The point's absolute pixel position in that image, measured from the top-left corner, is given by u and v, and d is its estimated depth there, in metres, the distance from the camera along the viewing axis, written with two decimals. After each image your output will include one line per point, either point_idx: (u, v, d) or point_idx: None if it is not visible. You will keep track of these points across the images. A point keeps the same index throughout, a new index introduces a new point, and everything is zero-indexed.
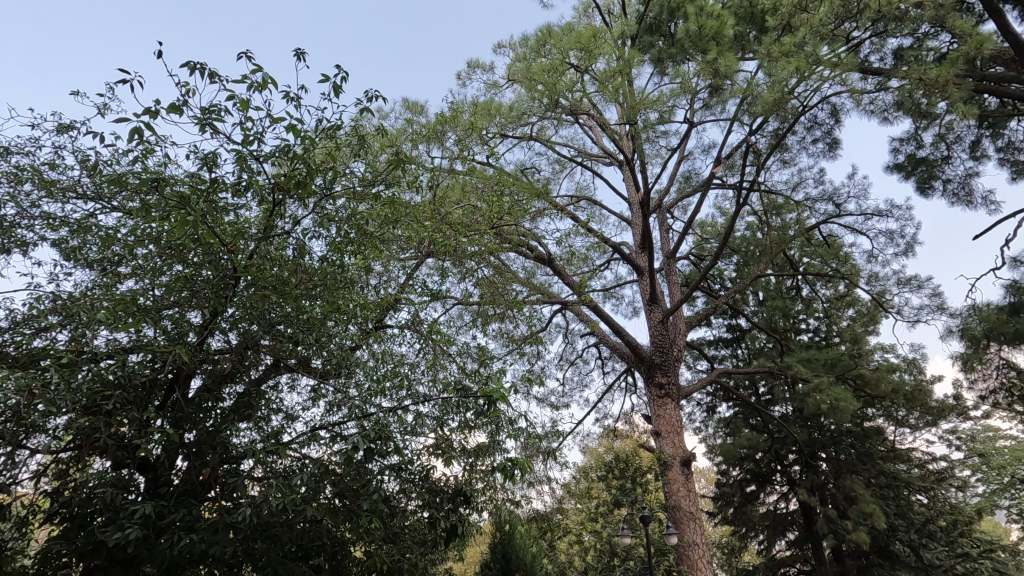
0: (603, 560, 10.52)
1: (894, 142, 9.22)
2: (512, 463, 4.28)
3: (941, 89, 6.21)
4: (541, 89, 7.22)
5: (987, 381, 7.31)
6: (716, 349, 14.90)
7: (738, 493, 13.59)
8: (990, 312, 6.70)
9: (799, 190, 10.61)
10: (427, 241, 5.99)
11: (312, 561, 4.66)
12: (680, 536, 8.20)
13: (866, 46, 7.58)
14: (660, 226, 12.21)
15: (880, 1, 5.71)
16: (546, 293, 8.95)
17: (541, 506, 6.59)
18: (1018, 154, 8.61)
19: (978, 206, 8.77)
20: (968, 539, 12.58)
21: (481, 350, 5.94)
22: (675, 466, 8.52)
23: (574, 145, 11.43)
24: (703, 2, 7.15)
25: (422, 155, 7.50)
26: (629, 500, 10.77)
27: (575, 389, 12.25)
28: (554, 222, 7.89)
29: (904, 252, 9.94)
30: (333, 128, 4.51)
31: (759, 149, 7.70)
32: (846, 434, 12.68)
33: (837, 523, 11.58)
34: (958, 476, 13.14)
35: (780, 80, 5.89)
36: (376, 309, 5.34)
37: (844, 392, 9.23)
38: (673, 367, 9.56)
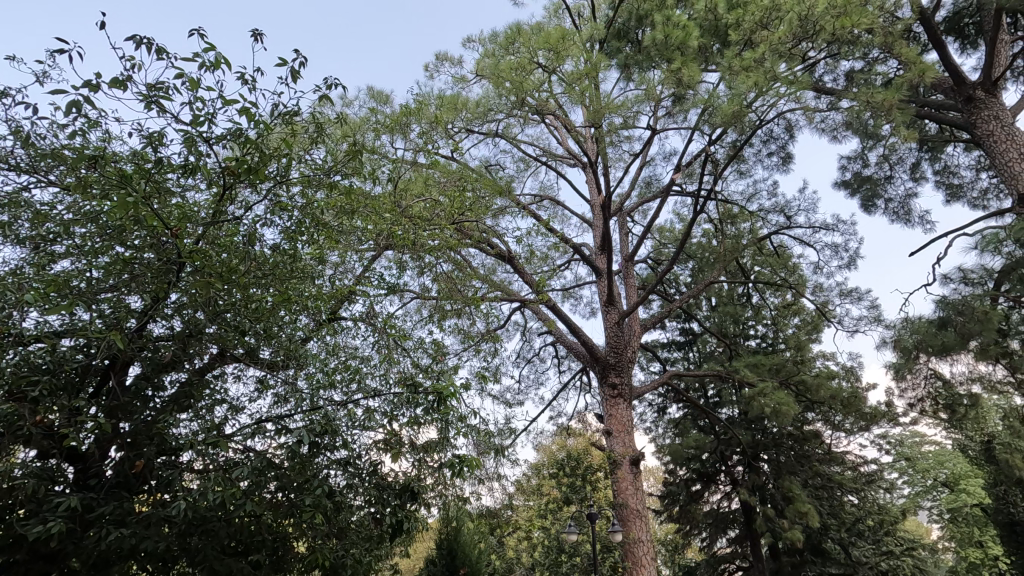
0: (550, 555, 10.76)
1: (843, 159, 9.66)
2: (461, 460, 4.34)
3: (885, 112, 6.57)
4: (508, 87, 7.28)
5: (916, 390, 7.70)
6: (670, 352, 15.28)
7: (684, 492, 13.96)
8: (921, 324, 7.16)
9: (754, 201, 10.98)
10: (387, 234, 5.89)
11: (251, 558, 4.45)
12: (627, 535, 8.36)
13: (820, 67, 7.95)
14: (620, 228, 12.42)
15: (835, 23, 6.00)
16: (505, 290, 8.98)
17: (490, 502, 6.57)
18: (952, 178, 9.20)
19: (915, 225, 9.31)
20: (893, 539, 13.32)
21: (436, 346, 5.89)
22: (624, 465, 8.71)
23: (539, 144, 11.47)
24: (671, 12, 7.34)
25: (386, 146, 7.40)
26: (579, 498, 10.82)
27: (531, 387, 12.35)
28: (515, 220, 7.88)
29: (847, 265, 10.45)
30: (290, 113, 4.31)
31: (717, 158, 7.93)
32: (787, 437, 13.22)
33: (774, 522, 12.08)
34: (886, 478, 13.90)
35: (739, 94, 6.09)
36: (330, 301, 5.24)
37: (786, 397, 9.63)
38: (627, 367, 9.74)
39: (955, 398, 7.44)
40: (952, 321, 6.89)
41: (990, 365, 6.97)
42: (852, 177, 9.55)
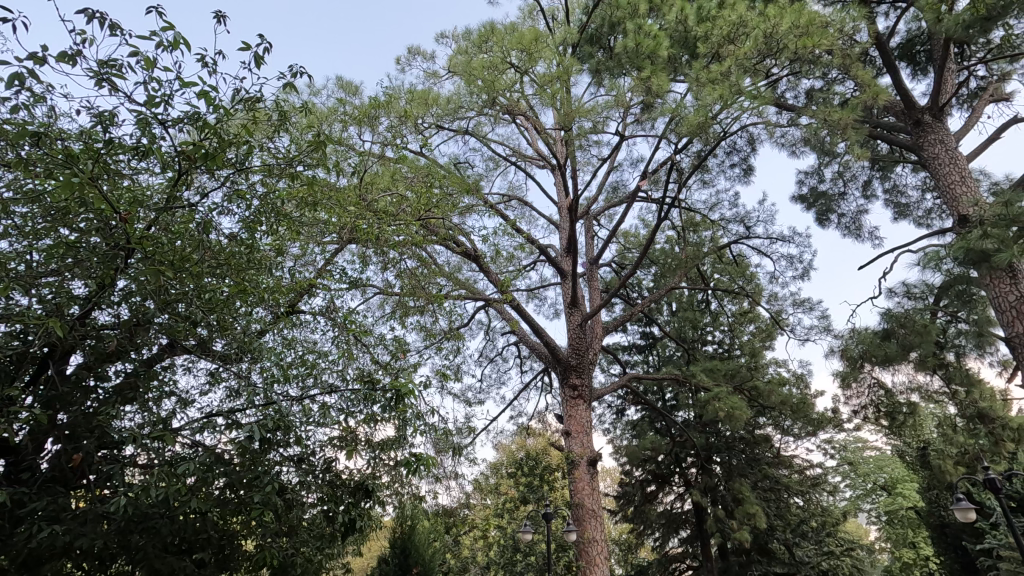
0: (505, 555, 10.94)
1: (800, 174, 10.01)
2: (416, 459, 4.32)
3: (841, 131, 6.85)
4: (480, 85, 7.23)
5: (860, 398, 8.03)
6: (630, 355, 15.55)
7: (639, 493, 14.23)
8: (866, 335, 7.51)
9: (716, 211, 11.28)
10: (350, 228, 5.78)
11: (195, 555, 4.31)
12: (581, 534, 8.44)
13: (783, 84, 8.23)
14: (586, 231, 12.56)
15: (797, 43, 6.23)
16: (469, 289, 8.95)
17: (447, 501, 6.53)
18: (900, 197, 9.67)
19: (865, 240, 9.75)
20: (834, 539, 13.88)
21: (397, 342, 5.82)
22: (582, 465, 8.82)
23: (509, 144, 11.47)
24: (642, 20, 7.48)
25: (353, 138, 7.28)
26: (536, 497, 10.86)
27: (492, 386, 12.35)
28: (483, 218, 7.83)
29: (801, 275, 10.85)
30: (252, 100, 4.15)
31: (682, 167, 8.10)
32: (739, 441, 13.62)
33: (724, 522, 12.43)
34: (830, 482, 14.48)
35: (705, 105, 6.24)
36: (289, 294, 5.13)
37: (739, 401, 9.92)
38: (588, 368, 9.86)
39: (895, 406, 7.80)
40: (895, 333, 7.24)
41: (928, 375, 7.34)
42: (809, 192, 9.93)
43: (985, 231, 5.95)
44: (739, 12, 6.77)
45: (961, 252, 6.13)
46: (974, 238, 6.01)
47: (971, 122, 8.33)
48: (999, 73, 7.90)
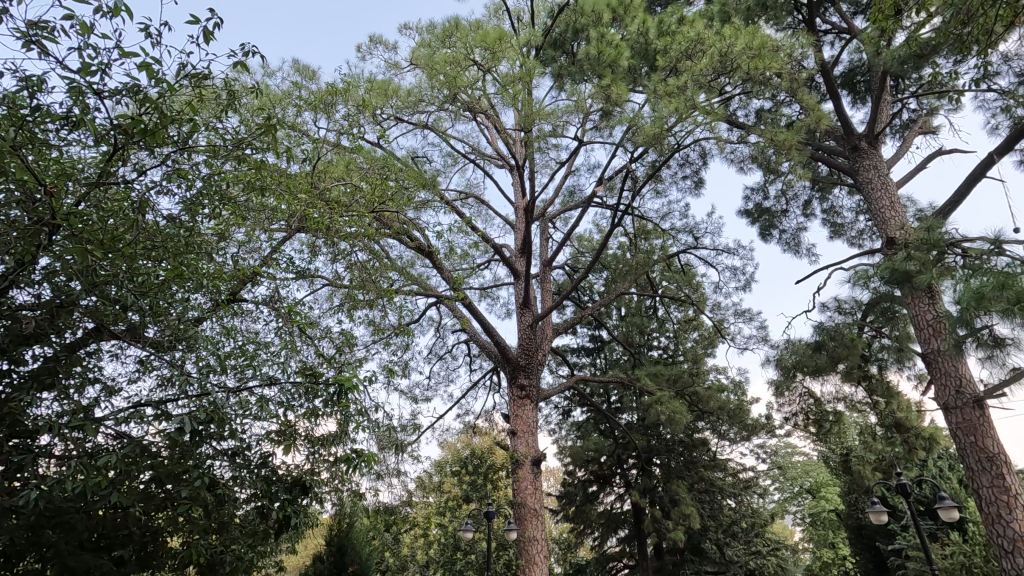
0: (445, 553, 11.08)
1: (747, 190, 10.45)
2: (357, 455, 4.22)
3: (786, 151, 7.19)
4: (442, 80, 7.18)
5: (792, 405, 8.43)
6: (578, 357, 15.82)
7: (580, 493, 14.55)
8: (800, 346, 7.94)
9: (667, 220, 11.61)
10: (299, 216, 5.60)
11: (114, 553, 4.08)
12: (522, 533, 8.47)
13: (735, 102, 8.59)
14: (541, 233, 12.66)
15: (750, 64, 6.52)
16: (421, 285, 8.85)
17: (388, 499, 6.42)
18: (836, 218, 10.26)
19: (802, 256, 10.27)
20: (762, 539, 14.53)
21: (344, 335, 5.69)
22: (526, 465, 8.87)
23: (469, 142, 11.43)
24: (605, 29, 7.64)
25: (308, 124, 7.06)
26: (479, 496, 10.87)
27: (440, 384, 12.25)
28: (438, 214, 7.73)
29: (743, 287, 11.32)
30: (199, 77, 3.93)
31: (637, 176, 8.30)
32: (678, 444, 14.09)
33: (661, 522, 12.80)
34: (761, 485, 15.14)
35: (662, 117, 6.42)
36: (230, 281, 4.93)
37: (680, 406, 10.22)
38: (536, 369, 9.94)
39: (822, 414, 8.22)
40: (826, 345, 7.67)
41: (854, 386, 7.81)
42: (754, 207, 10.39)
43: (909, 254, 6.38)
44: (697, 29, 7.03)
45: (887, 272, 6.54)
46: (900, 259, 6.43)
47: (902, 151, 8.92)
48: (928, 108, 8.51)
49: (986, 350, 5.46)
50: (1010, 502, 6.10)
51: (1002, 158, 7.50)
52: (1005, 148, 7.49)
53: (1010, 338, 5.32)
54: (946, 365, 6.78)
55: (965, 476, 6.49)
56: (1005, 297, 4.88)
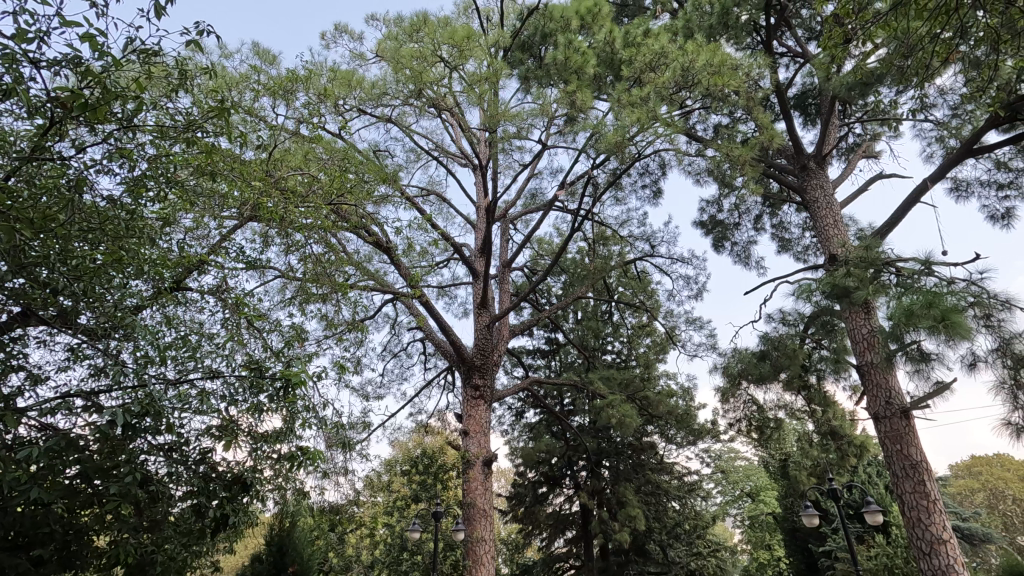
0: (391, 554, 10.85)
1: (703, 202, 10.78)
2: (302, 453, 4.11)
3: (740, 166, 7.46)
4: (407, 74, 7.09)
5: (736, 412, 8.73)
6: (534, 358, 15.93)
7: (530, 493, 14.72)
8: (746, 354, 8.24)
9: (625, 227, 11.83)
10: (251, 204, 5.40)
11: (33, 553, 3.84)
12: (471, 533, 8.45)
13: (695, 116, 8.84)
14: (502, 234, 12.66)
15: (710, 80, 6.73)
16: (378, 280, 8.70)
17: (334, 497, 6.28)
18: (785, 233, 10.70)
19: (751, 268, 10.67)
20: (703, 541, 14.99)
21: (294, 329, 5.52)
22: (477, 465, 8.84)
23: (433, 138, 11.32)
24: (573, 36, 7.73)
25: (266, 109, 6.84)
26: (428, 496, 10.80)
27: (394, 382, 12.09)
28: (398, 209, 7.61)
29: (695, 295, 11.66)
30: (148, 53, 3.74)
31: (598, 182, 8.42)
32: (627, 447, 14.37)
33: (607, 524, 13.04)
34: (704, 488, 15.61)
35: (623, 126, 6.55)
36: (175, 268, 4.71)
37: (631, 409, 10.44)
38: (491, 369, 9.94)
39: (764, 420, 8.49)
40: (770, 355, 7.98)
41: (794, 394, 8.16)
42: (708, 219, 10.72)
43: (849, 271, 6.73)
44: (662, 43, 7.20)
45: (828, 286, 6.86)
46: (840, 275, 6.77)
47: (846, 172, 9.39)
48: (871, 134, 9.01)
49: (914, 363, 5.81)
50: (930, 507, 6.51)
51: (935, 185, 8.01)
52: (938, 175, 8.00)
53: (935, 353, 5.67)
54: (878, 377, 7.17)
55: (890, 482, 6.89)
56: (932, 314, 5.24)
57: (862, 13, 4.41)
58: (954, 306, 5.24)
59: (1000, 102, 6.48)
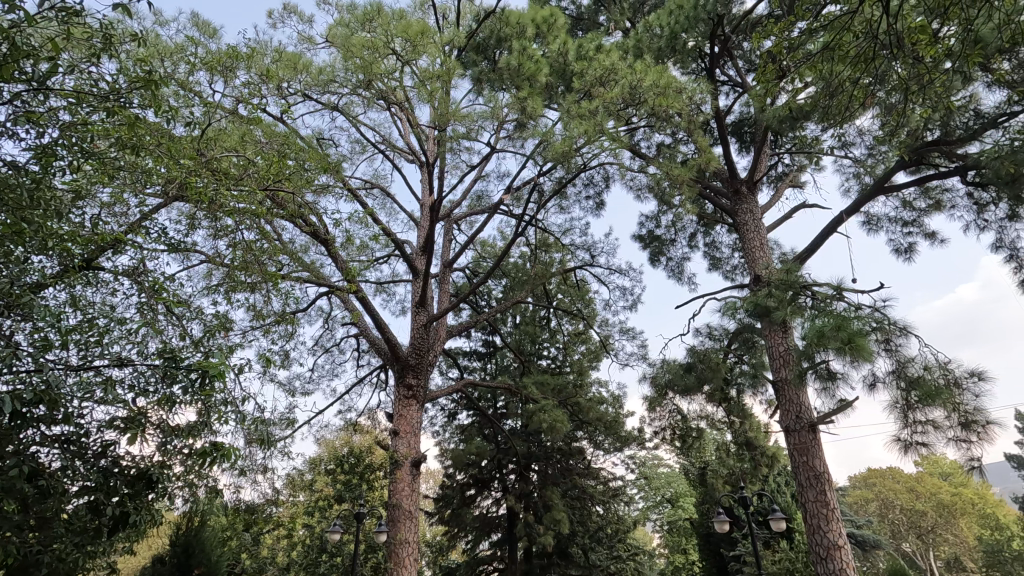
0: (309, 556, 10.62)
1: (642, 217, 11.16)
2: (213, 448, 3.75)
3: (678, 185, 7.80)
4: (357, 64, 6.92)
5: (661, 420, 9.06)
6: (470, 360, 15.92)
7: (458, 495, 14.64)
8: (673, 366, 8.59)
9: (568, 235, 12.06)
10: (177, 184, 5.05)
11: None
12: (393, 535, 8.30)
13: (639, 133, 9.16)
14: (445, 233, 12.56)
15: (655, 100, 6.98)
16: (313, 273, 8.41)
17: (251, 496, 6.00)
18: (716, 252, 11.25)
19: (683, 283, 11.14)
20: (624, 545, 15.45)
21: (219, 317, 5.25)
22: (405, 466, 8.69)
23: (380, 131, 11.10)
24: (528, 43, 7.81)
25: (201, 85, 6.44)
26: (352, 497, 10.31)
27: (324, 378, 11.71)
28: (339, 201, 7.37)
29: (630, 306, 12.03)
30: (69, 11, 3.43)
31: (544, 190, 8.54)
32: (557, 451, 14.60)
33: (532, 527, 13.18)
34: (628, 493, 16.10)
35: (571, 137, 6.70)
36: (86, 246, 4.35)
37: (562, 415, 10.61)
38: (425, 370, 9.83)
39: (687, 429, 8.87)
40: (695, 367, 8.36)
41: (715, 406, 8.57)
42: (646, 234, 11.12)
43: (771, 291, 7.16)
44: (613, 59, 7.39)
45: (751, 305, 7.28)
46: (762, 295, 7.19)
47: (774, 199, 10.00)
48: (798, 165, 9.64)
49: (822, 381, 6.26)
50: (828, 515, 7.01)
51: (850, 217, 8.67)
52: (852, 209, 8.67)
53: (840, 373, 6.15)
54: (790, 393, 7.66)
55: (796, 491, 7.36)
56: (840, 337, 5.68)
57: (795, 52, 4.72)
58: (859, 330, 5.71)
59: (908, 146, 7.11)
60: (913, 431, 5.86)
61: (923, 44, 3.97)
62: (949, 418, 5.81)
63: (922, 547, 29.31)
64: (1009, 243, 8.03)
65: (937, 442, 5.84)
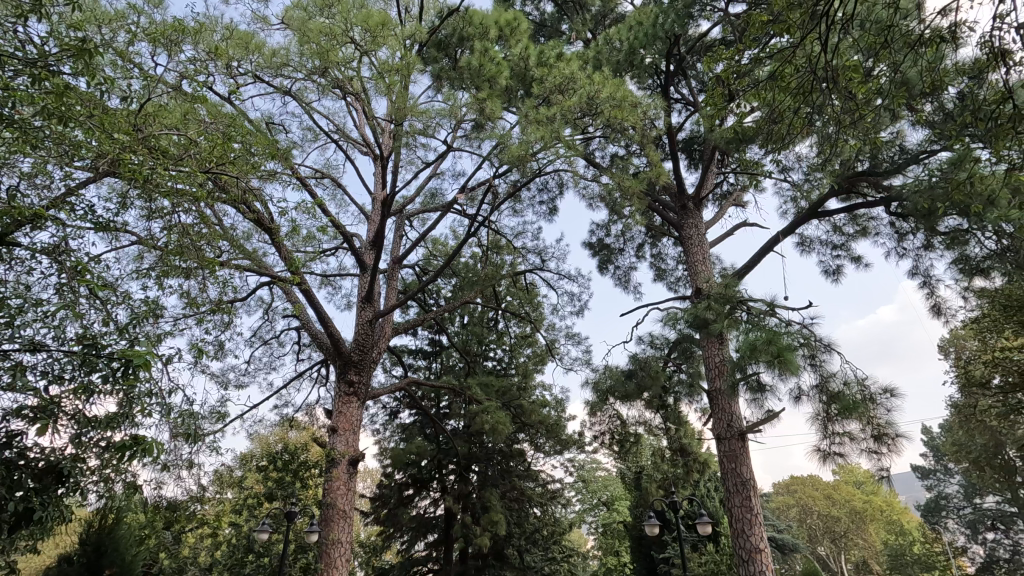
0: (235, 556, 10.29)
1: (593, 225, 11.39)
2: (133, 442, 3.50)
3: (629, 197, 8.01)
4: (313, 50, 6.72)
5: (601, 425, 9.27)
6: (415, 358, 15.75)
7: (395, 496, 14.41)
8: (615, 372, 8.81)
9: (520, 238, 12.13)
10: (110, 160, 4.75)
11: None
12: (326, 535, 8.08)
13: (594, 143, 9.37)
14: (396, 229, 12.37)
15: (611, 112, 7.13)
16: (254, 261, 8.08)
17: (174, 493, 5.70)
18: (661, 263, 11.61)
19: (629, 291, 11.44)
20: (558, 546, 15.67)
21: (150, 303, 4.97)
22: (342, 464, 8.47)
23: (334, 120, 10.82)
24: (490, 45, 7.83)
25: (142, 56, 6.10)
26: (284, 494, 10.03)
27: (260, 371, 11.27)
28: (286, 189, 7.12)
29: (577, 312, 12.24)
30: None
31: (498, 192, 8.57)
32: (497, 453, 14.64)
33: (469, 528, 13.16)
34: (565, 496, 16.34)
35: (528, 141, 6.77)
36: (1, 220, 4.02)
37: (504, 417, 10.64)
38: (368, 367, 9.64)
39: (625, 435, 9.07)
40: (636, 374, 8.62)
41: (653, 412, 8.84)
42: (596, 242, 11.35)
43: (710, 304, 7.48)
44: (573, 68, 7.51)
45: (691, 317, 7.56)
46: (701, 308, 7.50)
47: (717, 216, 10.44)
48: (741, 185, 10.10)
49: (752, 392, 6.58)
50: (752, 520, 7.36)
51: (785, 238, 9.16)
52: (788, 230, 9.17)
53: (769, 385, 6.46)
54: (723, 402, 8.01)
55: (724, 497, 7.69)
56: (770, 350, 5.99)
57: (742, 78, 4.96)
58: (788, 344, 6.03)
59: (841, 175, 7.59)
60: (832, 442, 6.27)
61: (856, 81, 4.27)
62: (864, 430, 6.21)
63: (836, 551, 31.24)
64: (924, 270, 8.71)
65: (852, 452, 6.21)
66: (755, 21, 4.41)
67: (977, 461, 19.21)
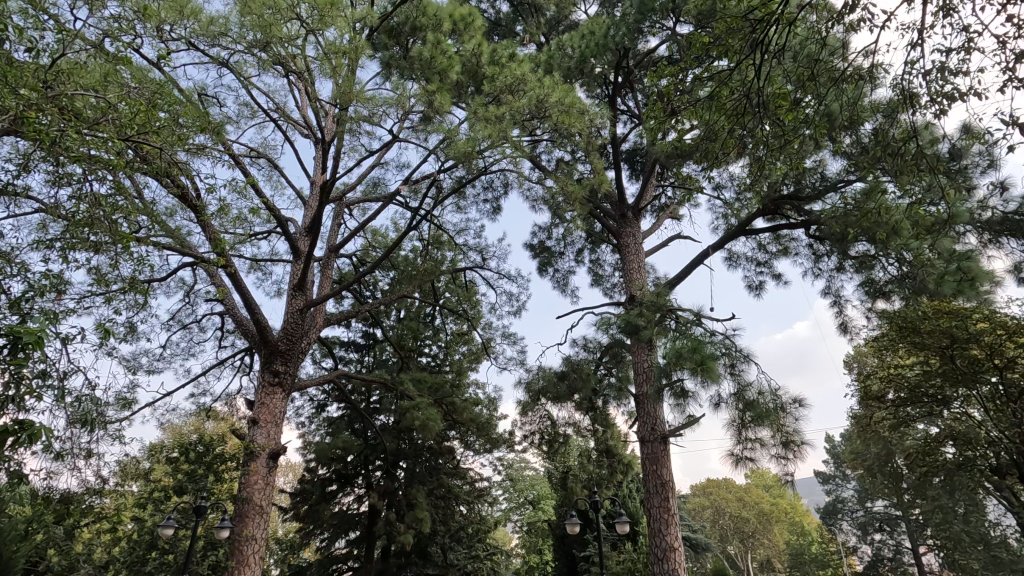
0: (135, 552, 9.46)
1: (536, 227, 11.49)
2: (18, 428, 3.09)
3: (571, 202, 8.14)
4: (255, 22, 6.37)
5: (531, 424, 9.38)
6: (346, 351, 15.31)
7: (316, 492, 13.91)
8: (548, 373, 8.94)
9: (461, 236, 12.05)
10: (12, 116, 4.31)
11: None
12: (239, 531, 7.68)
13: (540, 146, 9.45)
14: (334, 216, 11.96)
15: (559, 117, 7.21)
16: (176, 240, 7.57)
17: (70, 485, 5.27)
18: (599, 269, 11.89)
19: (566, 294, 11.62)
20: (482, 544, 15.72)
21: (53, 275, 4.55)
22: (261, 458, 8.08)
23: (274, 98, 10.32)
24: (442, 38, 7.72)
25: (60, 8, 5.56)
26: (195, 488, 9.46)
27: (177, 357, 10.59)
28: (217, 165, 6.72)
29: (514, 312, 12.30)
30: None
31: (442, 186, 8.48)
32: (426, 449, 14.49)
33: (393, 525, 12.96)
34: (492, 494, 16.41)
35: (475, 138, 6.76)
36: None
37: (435, 414, 10.55)
38: (296, 358, 9.26)
39: (554, 435, 9.22)
40: (567, 376, 8.78)
41: (582, 414, 9.03)
42: (538, 243, 11.46)
43: (642, 311, 7.74)
44: (524, 70, 7.54)
45: (623, 322, 7.78)
46: (634, 314, 7.74)
47: (654, 227, 10.80)
48: (678, 199, 10.50)
49: (676, 398, 6.86)
50: (668, 519, 7.67)
51: (715, 252, 9.60)
52: (718, 245, 9.62)
53: (691, 391, 6.76)
54: (648, 406, 8.30)
55: (644, 497, 7.97)
56: (694, 358, 6.28)
57: (683, 96, 5.18)
58: (711, 353, 6.33)
59: (768, 197, 8.03)
60: (744, 447, 6.65)
61: (784, 109, 4.55)
62: (773, 437, 6.62)
63: (744, 551, 33.15)
64: (835, 291, 9.39)
65: (762, 457, 6.62)
66: (699, 42, 4.61)
67: (870, 469, 21.02)
